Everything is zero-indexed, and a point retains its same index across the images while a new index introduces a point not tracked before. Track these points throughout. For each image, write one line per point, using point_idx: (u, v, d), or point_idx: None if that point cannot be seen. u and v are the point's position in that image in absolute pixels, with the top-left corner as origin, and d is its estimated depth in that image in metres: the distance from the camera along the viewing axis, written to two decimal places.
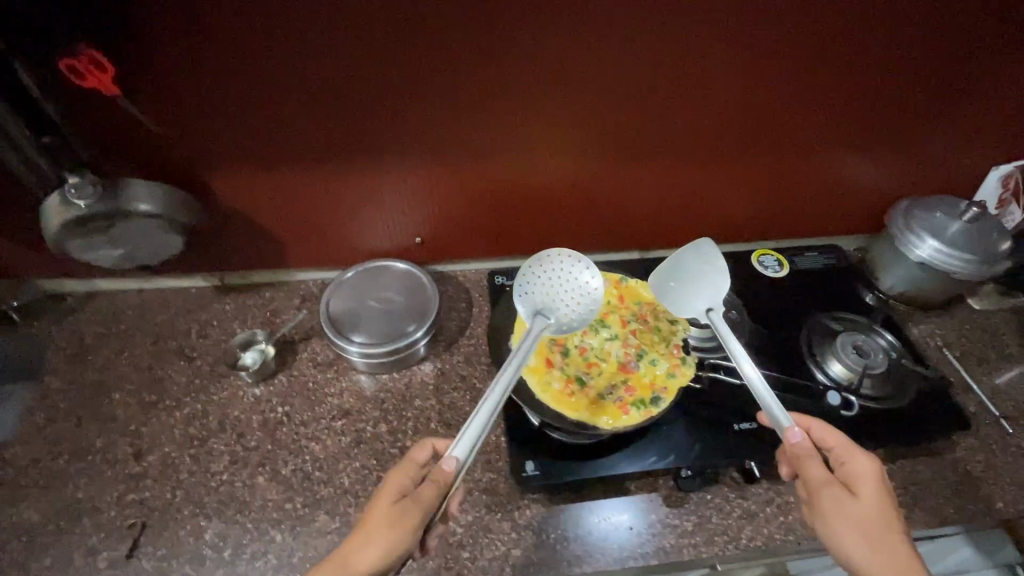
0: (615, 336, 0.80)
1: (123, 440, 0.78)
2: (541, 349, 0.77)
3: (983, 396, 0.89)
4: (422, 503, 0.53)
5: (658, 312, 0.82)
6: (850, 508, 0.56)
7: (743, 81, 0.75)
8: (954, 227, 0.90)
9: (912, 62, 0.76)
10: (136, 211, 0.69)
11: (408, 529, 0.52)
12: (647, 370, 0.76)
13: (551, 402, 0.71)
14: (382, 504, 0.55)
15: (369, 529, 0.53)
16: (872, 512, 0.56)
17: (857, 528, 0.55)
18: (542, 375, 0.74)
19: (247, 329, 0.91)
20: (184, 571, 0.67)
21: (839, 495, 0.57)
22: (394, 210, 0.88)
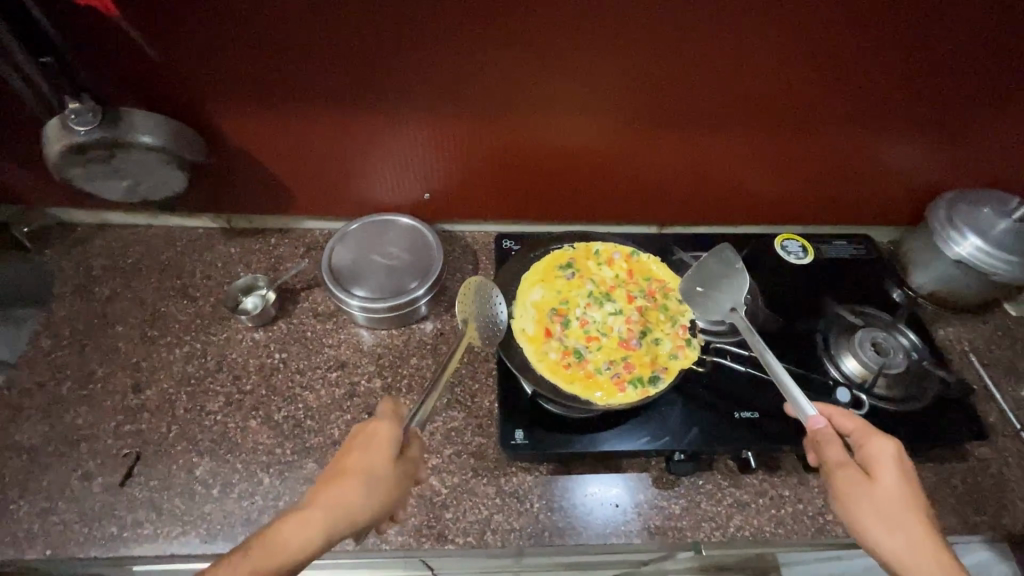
0: (620, 311, 0.76)
1: (123, 372, 0.79)
2: (541, 318, 0.75)
3: (1005, 406, 0.84)
4: (415, 462, 0.58)
5: (668, 291, 0.79)
6: (864, 491, 0.55)
7: (781, 39, 0.70)
8: (1002, 226, 0.83)
9: (970, 29, 0.69)
10: (139, 143, 0.68)
11: (406, 483, 0.57)
12: (649, 349, 0.73)
13: (545, 372, 0.70)
14: (382, 455, 0.55)
15: (365, 480, 0.54)
16: (888, 495, 0.54)
17: (871, 510, 0.54)
18: (539, 344, 0.72)
19: (250, 273, 0.91)
20: (173, 503, 0.69)
21: (853, 478, 0.55)
22: (404, 163, 0.85)
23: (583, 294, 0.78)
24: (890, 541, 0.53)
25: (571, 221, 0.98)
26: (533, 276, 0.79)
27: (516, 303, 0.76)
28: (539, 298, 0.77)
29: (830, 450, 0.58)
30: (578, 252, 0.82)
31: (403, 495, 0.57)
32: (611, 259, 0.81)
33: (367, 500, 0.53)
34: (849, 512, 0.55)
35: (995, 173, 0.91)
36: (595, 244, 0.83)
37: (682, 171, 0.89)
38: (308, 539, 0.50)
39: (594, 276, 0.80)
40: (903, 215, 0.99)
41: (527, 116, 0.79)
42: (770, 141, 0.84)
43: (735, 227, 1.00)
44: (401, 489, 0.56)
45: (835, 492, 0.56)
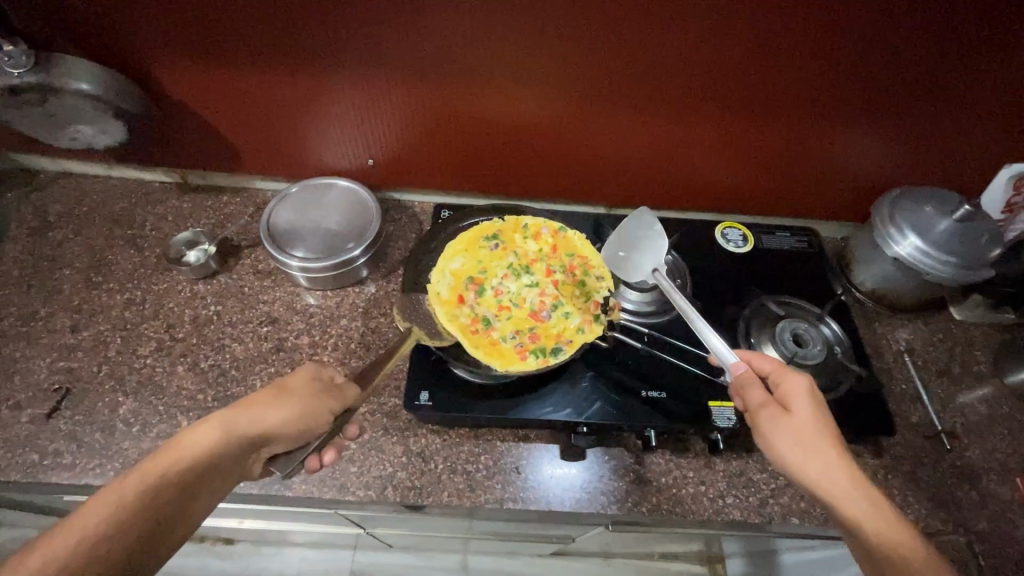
0: (536, 283, 0.79)
1: (64, 313, 0.83)
2: (457, 284, 0.77)
3: (930, 408, 0.84)
4: (343, 394, 0.59)
5: (587, 268, 0.81)
6: (784, 424, 0.55)
7: (708, 19, 0.69)
8: (942, 226, 0.82)
9: (904, 19, 0.68)
10: (73, 89, 0.69)
11: (326, 407, 0.57)
12: (558, 322, 0.75)
13: (452, 335, 0.72)
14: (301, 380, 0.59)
15: (280, 395, 0.56)
16: (805, 426, 0.55)
17: (792, 441, 0.54)
18: (451, 308, 0.74)
19: (197, 228, 0.93)
20: (94, 437, 0.72)
21: (772, 414, 0.56)
22: (346, 127, 0.87)
23: (503, 266, 0.80)
24: (812, 469, 0.53)
25: (515, 195, 0.99)
26: (457, 244, 0.80)
27: (435, 269, 0.78)
28: (458, 266, 0.79)
29: (750, 391, 0.58)
30: (507, 224, 0.84)
31: (321, 418, 0.56)
32: (537, 233, 0.83)
33: (273, 405, 0.55)
34: (773, 446, 0.55)
35: (945, 173, 0.89)
36: (524, 218, 0.84)
37: (622, 151, 0.89)
38: (205, 433, 0.52)
39: (517, 249, 0.82)
40: (853, 211, 0.98)
41: (461, 86, 0.79)
42: (709, 126, 0.84)
43: (679, 211, 1.00)
44: (316, 408, 0.56)
45: (759, 430, 0.56)
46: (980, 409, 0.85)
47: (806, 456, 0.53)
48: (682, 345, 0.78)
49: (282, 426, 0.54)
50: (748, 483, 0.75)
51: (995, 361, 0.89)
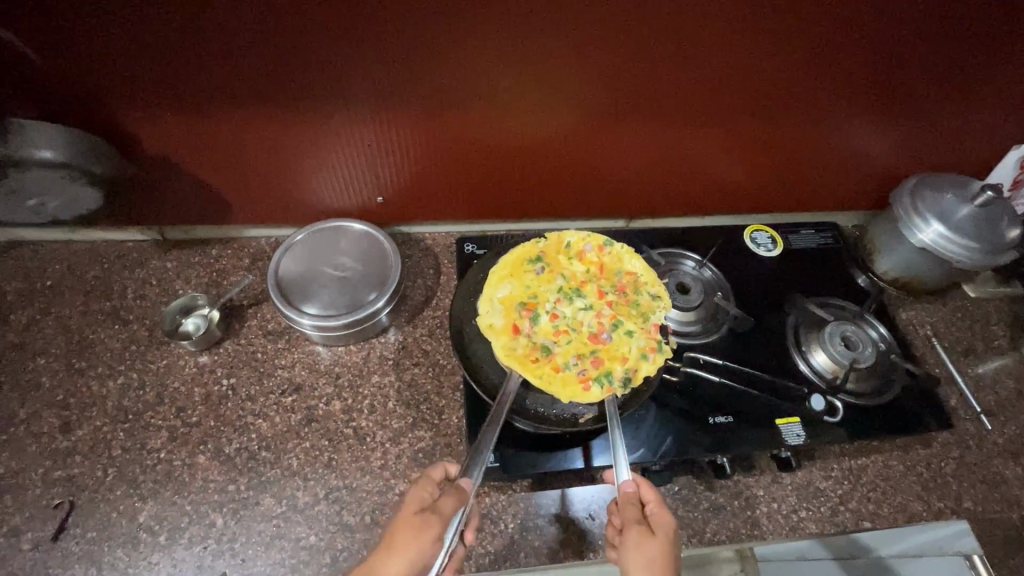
0: (590, 307, 0.75)
1: (49, 411, 0.72)
2: (509, 312, 0.72)
3: (966, 389, 0.86)
4: (440, 515, 0.52)
5: (637, 284, 0.78)
6: (643, 552, 0.52)
7: (742, 39, 0.67)
8: (963, 212, 0.82)
9: (928, 24, 0.68)
10: (36, 158, 0.64)
11: (432, 539, 0.50)
12: (619, 343, 0.71)
13: (515, 366, 0.67)
14: (403, 517, 0.53)
15: (391, 546, 0.51)
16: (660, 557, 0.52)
17: (645, 562, 0.52)
18: (507, 338, 0.70)
19: (189, 291, 0.83)
20: (116, 555, 0.63)
21: (637, 537, 0.54)
22: (351, 166, 0.79)
23: (553, 290, 0.76)
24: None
25: (533, 218, 0.94)
26: (501, 269, 0.76)
27: (482, 299, 0.73)
28: (507, 292, 0.75)
29: (629, 510, 0.56)
30: (549, 244, 0.81)
31: (428, 553, 0.50)
32: (581, 253, 0.80)
33: (383, 561, 0.50)
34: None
35: (952, 157, 0.91)
36: (566, 236, 0.81)
37: (645, 165, 0.86)
38: None
39: (563, 270, 0.78)
40: (866, 201, 0.99)
41: (482, 115, 0.73)
42: (734, 135, 0.82)
43: (699, 217, 0.98)
44: (423, 546, 0.50)
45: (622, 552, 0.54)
46: (1007, 383, 0.87)
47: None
48: (739, 367, 0.78)
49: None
50: (817, 493, 0.74)
51: (1013, 334, 0.92)
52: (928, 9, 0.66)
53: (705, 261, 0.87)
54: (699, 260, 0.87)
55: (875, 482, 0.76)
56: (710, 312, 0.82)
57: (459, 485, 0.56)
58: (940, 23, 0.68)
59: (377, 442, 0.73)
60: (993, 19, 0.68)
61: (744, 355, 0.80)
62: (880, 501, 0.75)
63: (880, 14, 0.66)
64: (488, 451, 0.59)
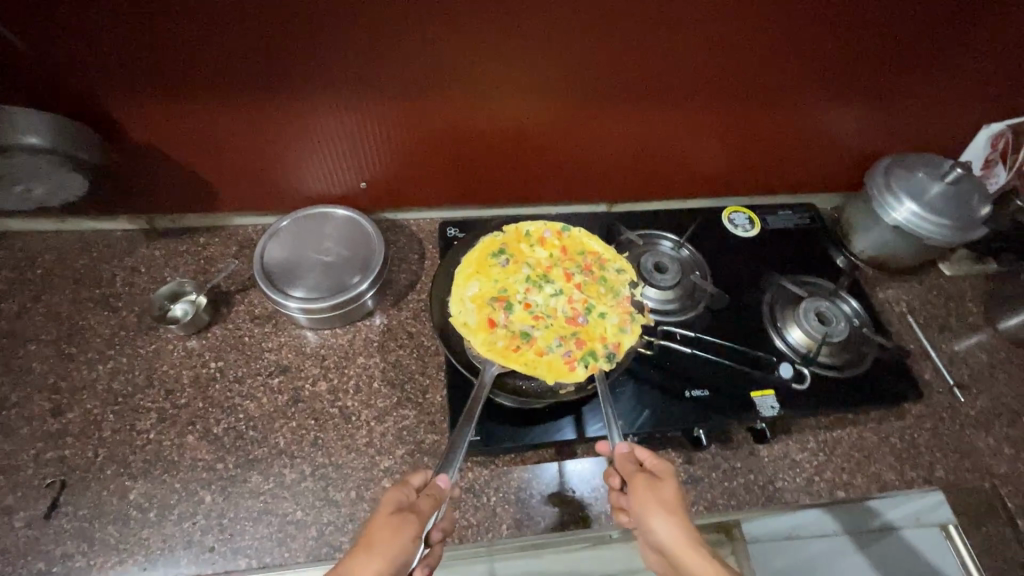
0: (560, 291, 0.77)
1: (41, 395, 0.74)
2: (483, 308, 0.74)
3: (939, 364, 0.88)
4: (419, 514, 0.51)
5: (602, 263, 0.81)
6: (656, 493, 0.54)
7: (710, 22, 0.68)
8: (935, 189, 0.84)
9: (891, 7, 0.70)
10: (22, 145, 0.64)
11: (411, 538, 0.48)
12: (596, 322, 0.74)
13: (497, 359, 0.68)
14: (379, 516, 0.50)
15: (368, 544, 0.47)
16: (671, 496, 0.54)
17: (656, 502, 0.53)
18: (485, 334, 0.71)
19: (177, 278, 0.85)
20: (107, 531, 0.65)
21: (644, 483, 0.55)
22: (332, 151, 0.80)
23: (522, 280, 0.77)
24: (677, 541, 0.51)
25: (515, 202, 0.95)
26: (466, 267, 0.78)
27: (453, 299, 0.74)
28: (476, 290, 0.76)
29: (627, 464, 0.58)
30: (509, 236, 0.82)
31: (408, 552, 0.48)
32: (542, 239, 0.82)
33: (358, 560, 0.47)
34: (648, 520, 0.53)
35: (926, 138, 0.93)
36: (524, 226, 0.83)
37: (623, 149, 0.87)
38: None
39: (529, 258, 0.80)
40: (843, 182, 1.01)
41: (459, 100, 0.75)
42: (708, 117, 0.83)
43: (679, 200, 1.00)
44: (401, 543, 0.48)
45: (634, 501, 0.55)
46: (981, 357, 0.89)
47: (676, 526, 0.52)
48: (714, 341, 0.80)
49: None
50: (793, 465, 0.76)
51: (987, 311, 0.94)
52: None
53: (682, 241, 0.89)
54: (677, 240, 0.89)
55: (849, 453, 0.78)
56: (687, 290, 0.84)
57: (435, 483, 0.55)
58: (902, 5, 0.70)
59: (362, 421, 0.75)
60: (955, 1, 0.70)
61: (721, 331, 0.82)
62: (854, 471, 0.77)
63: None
64: (463, 446, 0.59)
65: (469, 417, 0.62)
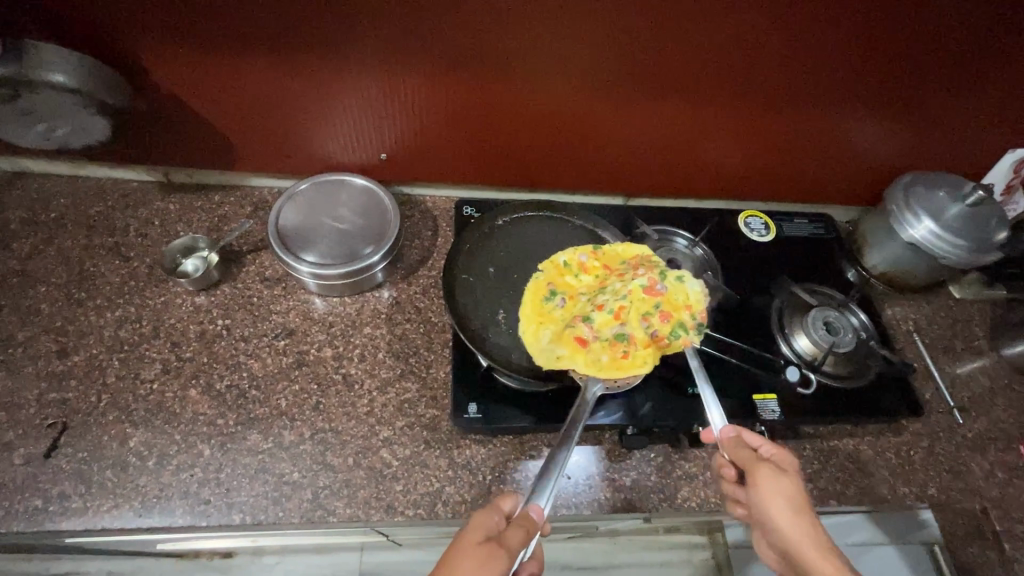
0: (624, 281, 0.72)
1: (47, 336, 0.74)
2: (566, 335, 0.68)
3: (941, 385, 0.88)
4: (507, 548, 0.49)
5: (648, 256, 0.77)
6: (780, 485, 0.54)
7: (744, 21, 0.68)
8: (954, 211, 0.84)
9: (928, 23, 0.69)
10: (48, 82, 0.63)
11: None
12: (673, 289, 0.71)
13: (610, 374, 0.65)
14: (466, 542, 0.49)
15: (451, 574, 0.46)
16: (798, 495, 0.54)
17: (779, 494, 0.54)
18: (584, 356, 0.67)
19: (191, 233, 0.84)
20: (105, 475, 0.65)
21: (768, 477, 0.55)
22: (355, 120, 0.80)
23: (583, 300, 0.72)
24: (810, 544, 0.52)
25: (533, 187, 0.95)
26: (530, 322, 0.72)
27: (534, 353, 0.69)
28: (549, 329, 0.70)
29: (743, 451, 0.58)
30: (548, 273, 0.76)
31: None
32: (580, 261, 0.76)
33: None
34: (767, 511, 0.54)
35: (949, 159, 0.92)
36: (557, 257, 0.77)
37: (645, 143, 0.87)
38: None
39: (581, 279, 0.75)
40: (861, 196, 1.00)
41: (486, 79, 0.74)
42: (733, 119, 0.83)
43: (696, 200, 0.99)
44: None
45: (756, 494, 0.55)
46: (982, 381, 0.89)
47: (802, 523, 0.52)
48: (720, 340, 0.80)
49: None
50: None
51: (992, 336, 0.94)
52: (929, 6, 0.67)
53: (697, 240, 0.88)
54: (691, 239, 0.89)
55: (844, 464, 0.78)
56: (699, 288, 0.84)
57: (528, 514, 0.53)
58: (939, 22, 0.69)
59: (365, 390, 0.75)
60: (993, 21, 0.70)
61: (728, 333, 0.82)
62: (847, 482, 0.77)
63: (882, 8, 0.67)
64: (558, 474, 0.57)
65: (566, 439, 0.61)
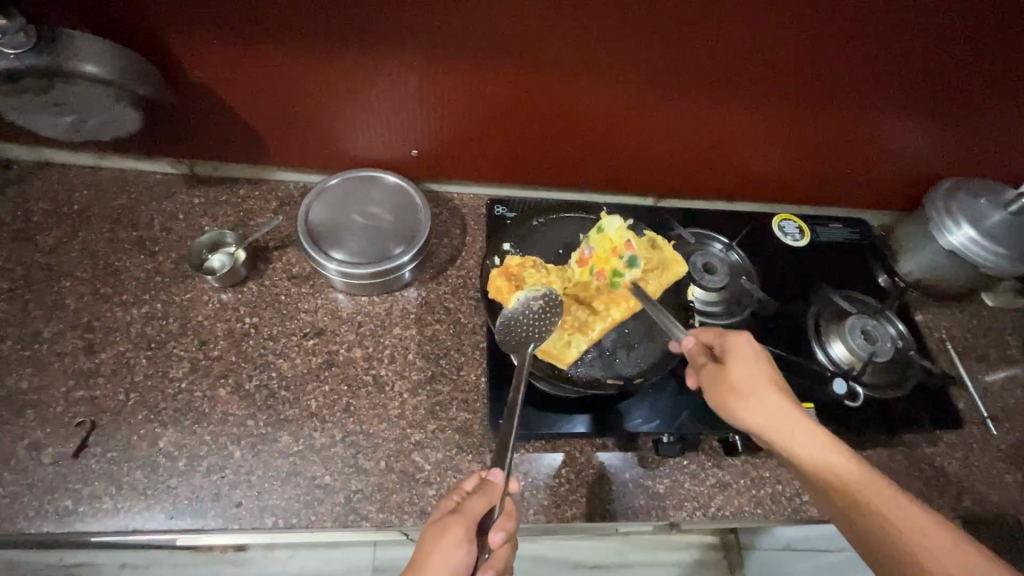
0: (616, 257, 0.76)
1: (74, 332, 0.72)
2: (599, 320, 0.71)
3: (975, 395, 0.86)
4: (464, 514, 0.51)
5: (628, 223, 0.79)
6: (723, 377, 0.58)
7: (799, 20, 0.66)
8: (996, 218, 0.82)
9: (988, 25, 0.67)
10: (82, 73, 0.61)
11: (458, 541, 0.49)
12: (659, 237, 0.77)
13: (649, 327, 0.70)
14: (433, 523, 0.52)
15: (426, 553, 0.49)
16: (753, 376, 0.57)
17: (730, 390, 0.57)
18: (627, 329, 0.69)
19: (216, 228, 0.83)
20: (135, 476, 0.64)
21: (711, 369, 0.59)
22: (389, 115, 0.78)
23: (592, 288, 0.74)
24: (769, 421, 0.55)
25: (564, 186, 0.93)
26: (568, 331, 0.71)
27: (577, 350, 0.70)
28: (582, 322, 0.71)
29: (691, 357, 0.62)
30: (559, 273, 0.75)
31: (457, 554, 0.48)
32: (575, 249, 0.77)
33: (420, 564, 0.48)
34: (724, 403, 0.58)
35: (990, 165, 0.90)
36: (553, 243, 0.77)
37: (683, 143, 0.85)
38: None
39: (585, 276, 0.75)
40: (897, 200, 0.99)
41: (527, 76, 0.72)
42: (776, 120, 0.81)
43: (728, 201, 0.98)
44: (456, 553, 0.49)
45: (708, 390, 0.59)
46: (1015, 392, 0.88)
47: (755, 409, 0.56)
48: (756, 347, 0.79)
49: None
50: None
51: None
52: (992, 8, 0.65)
53: (732, 244, 0.87)
54: (727, 243, 0.87)
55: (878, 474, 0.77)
56: (736, 294, 0.83)
57: (486, 481, 0.54)
58: (999, 25, 0.67)
59: (396, 392, 0.74)
60: None
61: (764, 339, 0.81)
62: None
63: (943, 9, 0.65)
64: (515, 440, 0.57)
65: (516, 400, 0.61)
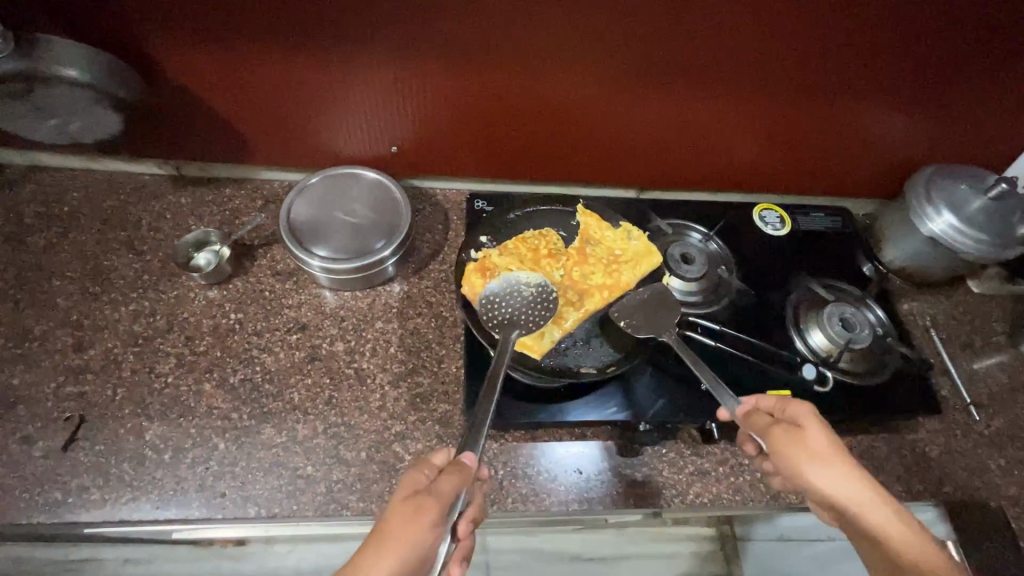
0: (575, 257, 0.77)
1: (64, 330, 0.74)
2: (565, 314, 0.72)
3: (959, 381, 0.86)
4: (437, 496, 0.50)
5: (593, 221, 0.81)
6: (802, 445, 0.56)
7: (765, 11, 0.66)
8: (976, 204, 0.82)
9: (956, 11, 0.67)
10: (61, 77, 0.63)
11: (429, 523, 0.48)
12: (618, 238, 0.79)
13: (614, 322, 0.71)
14: (400, 502, 0.50)
15: (391, 535, 0.47)
16: (832, 445, 0.56)
17: (805, 457, 0.55)
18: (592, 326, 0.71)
19: (202, 227, 0.84)
20: (123, 468, 0.66)
21: (789, 436, 0.56)
22: (367, 113, 0.79)
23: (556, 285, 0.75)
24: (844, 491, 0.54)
25: (544, 180, 0.94)
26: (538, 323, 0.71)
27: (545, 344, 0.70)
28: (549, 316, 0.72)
29: (760, 419, 0.59)
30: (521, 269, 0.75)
31: (426, 536, 0.48)
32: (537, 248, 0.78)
33: (383, 544, 0.47)
34: (802, 472, 0.55)
35: (972, 151, 0.90)
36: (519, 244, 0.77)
37: (660, 136, 0.85)
38: None
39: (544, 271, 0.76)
40: (879, 188, 0.99)
41: (500, 71, 0.73)
42: (751, 110, 0.81)
43: (710, 192, 0.98)
44: (429, 535, 0.48)
45: (783, 460, 0.56)
46: (1000, 378, 0.88)
47: (835, 480, 0.55)
48: (735, 336, 0.80)
49: (396, 562, 0.47)
50: None
51: (1012, 332, 0.93)
52: None
53: (711, 235, 0.88)
54: (705, 233, 0.89)
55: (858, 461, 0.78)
56: (714, 285, 0.83)
57: (460, 463, 0.53)
58: (968, 10, 0.67)
59: (377, 385, 0.75)
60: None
61: (742, 328, 0.81)
62: None
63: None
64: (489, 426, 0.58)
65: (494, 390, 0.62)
